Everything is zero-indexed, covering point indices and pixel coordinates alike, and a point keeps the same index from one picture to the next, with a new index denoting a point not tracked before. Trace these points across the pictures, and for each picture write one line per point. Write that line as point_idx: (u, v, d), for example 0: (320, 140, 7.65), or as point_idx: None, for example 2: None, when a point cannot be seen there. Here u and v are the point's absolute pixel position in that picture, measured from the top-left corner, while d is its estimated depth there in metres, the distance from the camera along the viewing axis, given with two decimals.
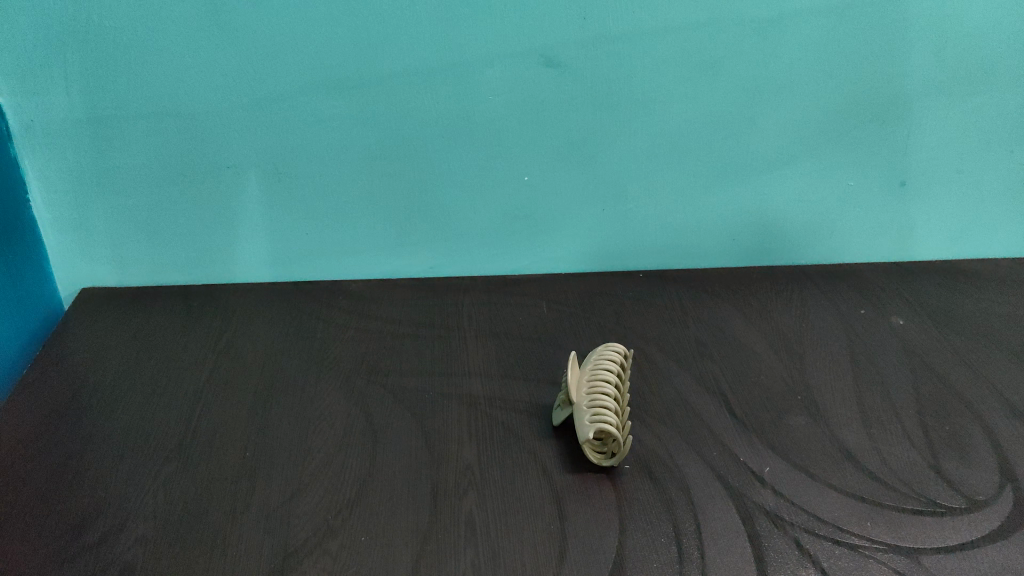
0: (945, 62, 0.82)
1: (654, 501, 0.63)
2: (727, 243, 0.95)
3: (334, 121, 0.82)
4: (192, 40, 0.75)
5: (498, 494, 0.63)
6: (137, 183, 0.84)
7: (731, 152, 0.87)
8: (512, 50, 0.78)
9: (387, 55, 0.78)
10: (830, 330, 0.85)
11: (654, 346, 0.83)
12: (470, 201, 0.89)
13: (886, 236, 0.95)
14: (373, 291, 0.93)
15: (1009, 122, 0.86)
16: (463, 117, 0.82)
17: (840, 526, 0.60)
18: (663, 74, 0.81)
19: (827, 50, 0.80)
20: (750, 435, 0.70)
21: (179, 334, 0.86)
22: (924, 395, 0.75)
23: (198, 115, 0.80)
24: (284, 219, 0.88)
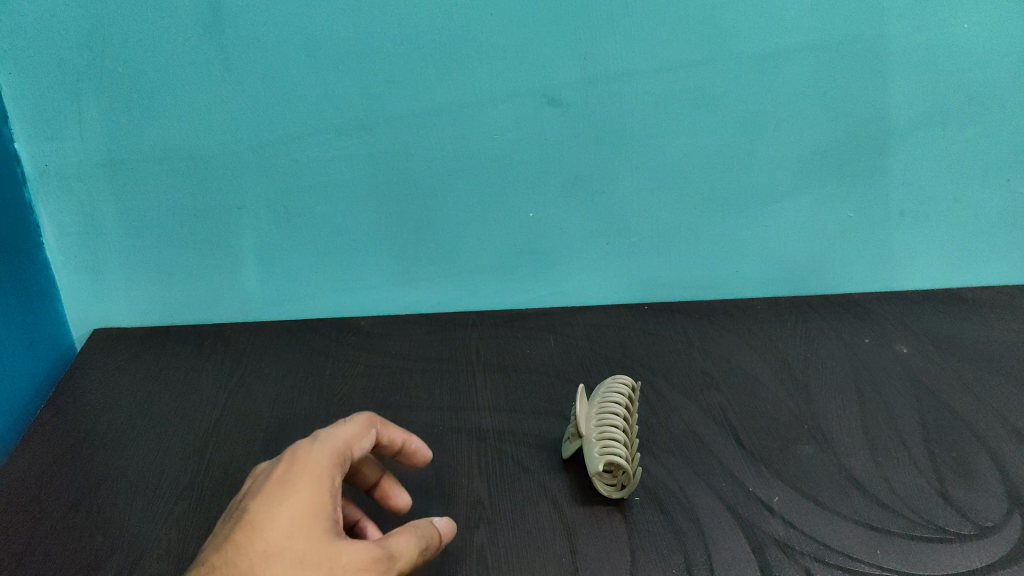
0: (939, 94, 0.84)
1: (664, 532, 0.63)
2: (730, 274, 0.96)
3: (344, 162, 0.84)
4: (206, 87, 0.77)
5: (509, 527, 0.64)
6: (150, 224, 0.86)
7: (733, 185, 0.89)
8: (515, 90, 0.80)
9: (395, 98, 0.80)
10: (836, 359, 0.86)
11: (661, 377, 0.83)
12: (477, 237, 0.91)
13: (887, 264, 0.96)
14: (383, 327, 0.95)
15: (1005, 152, 0.88)
16: (469, 156, 0.84)
17: (849, 554, 0.61)
18: (664, 111, 0.83)
19: (823, 84, 0.82)
20: (758, 464, 0.70)
21: (191, 372, 0.87)
22: (930, 422, 0.76)
23: (211, 158, 0.82)
24: (295, 257, 0.90)
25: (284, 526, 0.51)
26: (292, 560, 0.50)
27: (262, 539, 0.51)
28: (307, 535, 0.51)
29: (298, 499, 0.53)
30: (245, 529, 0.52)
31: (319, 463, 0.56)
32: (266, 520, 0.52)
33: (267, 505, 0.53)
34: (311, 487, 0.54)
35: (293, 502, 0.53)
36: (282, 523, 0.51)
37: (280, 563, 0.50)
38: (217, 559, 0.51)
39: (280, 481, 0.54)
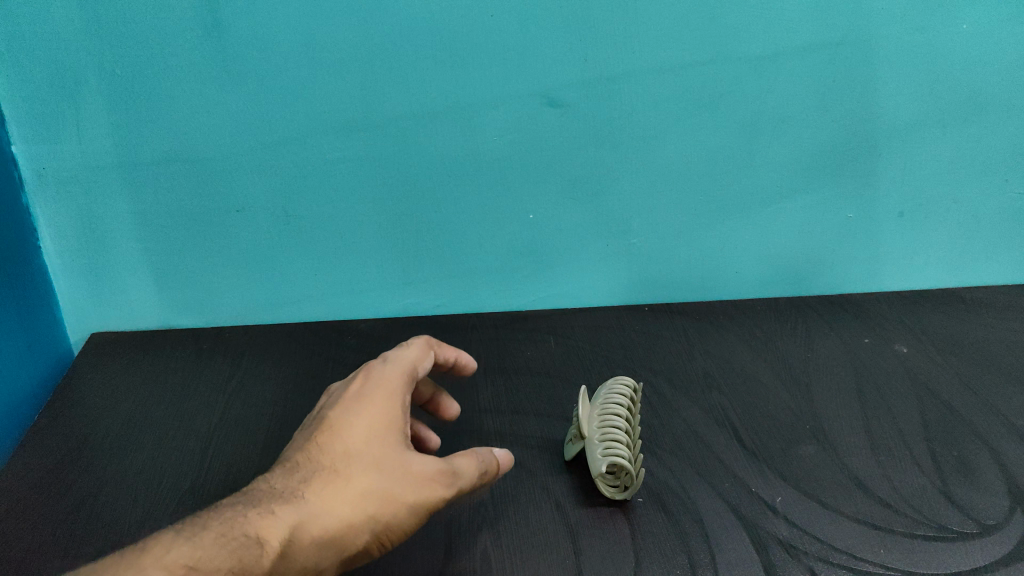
0: (938, 95, 0.84)
1: (668, 533, 0.63)
2: (730, 275, 0.97)
3: (343, 164, 0.83)
4: (205, 89, 0.77)
5: (513, 528, 0.64)
6: (148, 228, 0.86)
7: (732, 186, 0.89)
8: (515, 91, 0.80)
9: (394, 100, 0.79)
10: (836, 359, 0.86)
11: (662, 378, 0.83)
12: (477, 239, 0.91)
13: (885, 265, 0.97)
14: (383, 330, 0.95)
15: (1003, 153, 0.88)
16: (469, 158, 0.84)
17: (853, 553, 0.61)
18: (663, 113, 0.83)
19: (822, 86, 0.82)
20: (760, 464, 0.70)
21: (191, 376, 0.86)
22: (931, 421, 0.76)
23: (210, 161, 0.82)
24: (294, 260, 0.90)
25: (360, 434, 0.54)
26: (370, 464, 0.53)
27: (341, 442, 0.53)
28: (382, 442, 0.54)
29: (374, 410, 0.55)
30: (325, 434, 0.54)
31: (392, 378, 0.58)
32: (344, 426, 0.54)
33: (345, 413, 0.55)
34: (385, 401, 0.56)
35: (368, 412, 0.55)
36: (359, 430, 0.54)
37: (358, 467, 0.52)
38: (299, 457, 0.54)
39: (356, 393, 0.57)
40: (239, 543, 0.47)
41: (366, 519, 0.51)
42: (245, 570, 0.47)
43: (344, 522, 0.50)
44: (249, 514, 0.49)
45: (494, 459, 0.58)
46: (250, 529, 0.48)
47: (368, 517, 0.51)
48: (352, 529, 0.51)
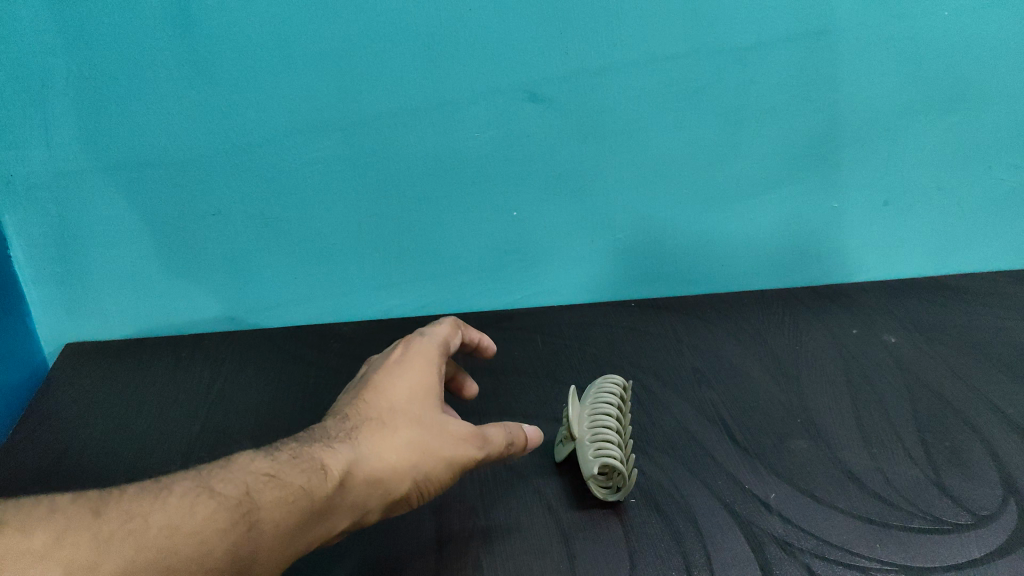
0: (923, 82, 0.83)
1: (663, 534, 0.62)
2: (715, 268, 0.96)
3: (322, 164, 0.82)
4: (177, 91, 0.75)
5: (505, 534, 0.63)
6: (122, 234, 0.84)
7: (717, 179, 0.88)
8: (495, 87, 0.78)
9: (372, 98, 0.77)
10: (825, 351, 0.86)
11: (652, 375, 0.83)
12: (460, 238, 0.89)
13: (871, 254, 0.97)
14: (367, 333, 0.93)
15: (988, 139, 0.87)
16: (450, 155, 0.83)
17: (849, 549, 0.60)
18: (646, 106, 0.81)
19: (807, 75, 0.81)
20: (752, 460, 0.70)
21: (170, 385, 0.85)
22: (922, 412, 0.75)
23: (183, 164, 0.80)
24: (273, 264, 0.88)
25: (405, 391, 0.59)
26: (414, 418, 0.57)
27: (387, 397, 0.58)
28: (424, 400, 0.59)
29: (416, 373, 0.60)
30: (373, 391, 0.59)
31: (431, 348, 0.64)
32: (389, 385, 0.59)
33: (390, 374, 0.61)
34: (426, 364, 0.62)
35: (413, 372, 0.61)
36: (404, 389, 0.59)
37: (404, 420, 0.57)
38: (350, 410, 0.58)
39: (399, 360, 0.62)
40: (306, 468, 0.52)
41: (409, 467, 0.55)
42: (312, 491, 0.51)
43: (390, 467, 0.55)
44: (311, 448, 0.54)
45: (524, 433, 0.62)
46: (313, 458, 0.53)
47: (411, 465, 0.55)
48: (397, 474, 0.55)
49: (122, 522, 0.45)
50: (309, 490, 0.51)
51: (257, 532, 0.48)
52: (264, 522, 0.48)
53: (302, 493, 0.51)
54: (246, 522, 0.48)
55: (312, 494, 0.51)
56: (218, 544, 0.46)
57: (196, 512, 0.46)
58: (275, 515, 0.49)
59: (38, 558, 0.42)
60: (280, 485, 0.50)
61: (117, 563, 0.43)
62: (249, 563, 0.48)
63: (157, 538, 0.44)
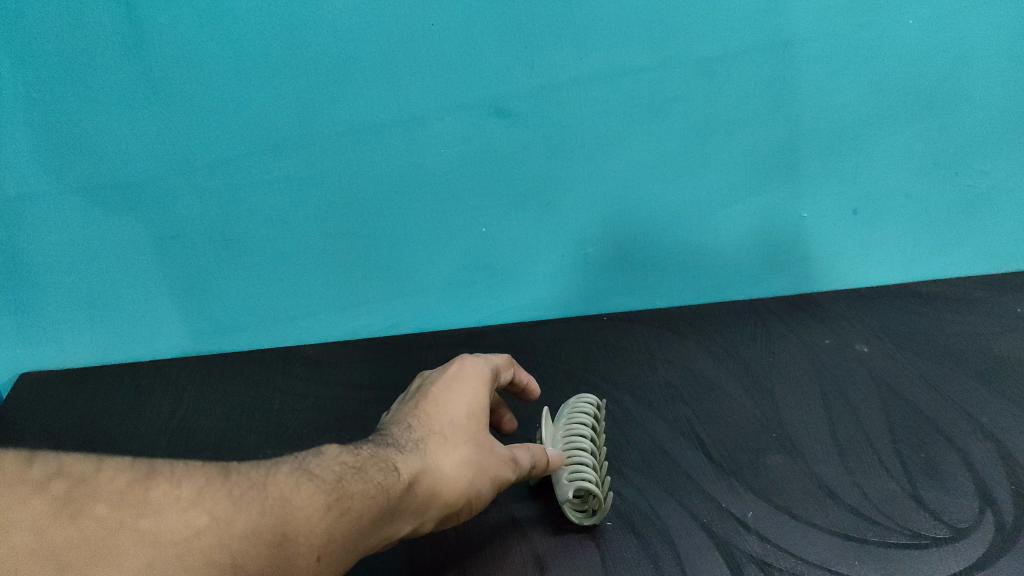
0: (888, 91, 0.83)
1: (640, 558, 0.61)
2: (687, 280, 0.96)
3: (284, 184, 0.80)
4: (131, 111, 0.73)
5: (478, 562, 0.61)
6: (76, 259, 0.82)
7: (687, 191, 0.87)
8: (460, 103, 0.77)
9: (334, 116, 0.76)
10: (798, 362, 0.85)
11: (625, 391, 0.82)
12: (428, 255, 0.88)
13: (840, 263, 0.97)
14: (334, 354, 0.91)
15: (953, 146, 0.88)
16: (416, 172, 0.81)
17: (827, 567, 0.59)
18: (614, 119, 0.80)
19: (774, 86, 0.80)
20: (729, 478, 0.69)
21: (130, 411, 0.82)
22: (897, 423, 0.75)
23: (139, 186, 0.77)
24: (236, 285, 0.87)
25: (467, 404, 0.58)
26: (474, 432, 0.56)
27: (450, 409, 0.57)
28: (479, 417, 0.58)
29: (476, 388, 0.60)
30: (433, 401, 0.58)
31: (487, 366, 0.64)
32: (451, 397, 0.58)
33: (450, 387, 0.60)
34: (484, 381, 0.61)
35: (471, 387, 0.60)
36: (464, 402, 0.58)
37: (465, 431, 0.56)
38: (412, 416, 0.57)
39: (456, 373, 0.61)
40: (383, 467, 0.50)
41: (469, 480, 0.54)
42: (388, 490, 0.49)
43: (454, 477, 0.53)
44: (385, 449, 0.52)
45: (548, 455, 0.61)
46: (387, 458, 0.51)
47: (470, 479, 0.54)
48: (458, 487, 0.53)
49: (248, 484, 0.44)
50: (388, 488, 0.49)
51: (348, 520, 0.46)
52: (354, 513, 0.46)
53: (381, 490, 0.48)
54: (340, 508, 0.46)
55: (391, 493, 0.49)
56: (317, 523, 0.44)
57: (301, 489, 0.45)
58: (360, 508, 0.46)
59: (188, 505, 0.41)
60: (365, 478, 0.48)
61: (247, 521, 0.42)
62: (336, 551, 0.45)
63: (273, 506, 0.43)
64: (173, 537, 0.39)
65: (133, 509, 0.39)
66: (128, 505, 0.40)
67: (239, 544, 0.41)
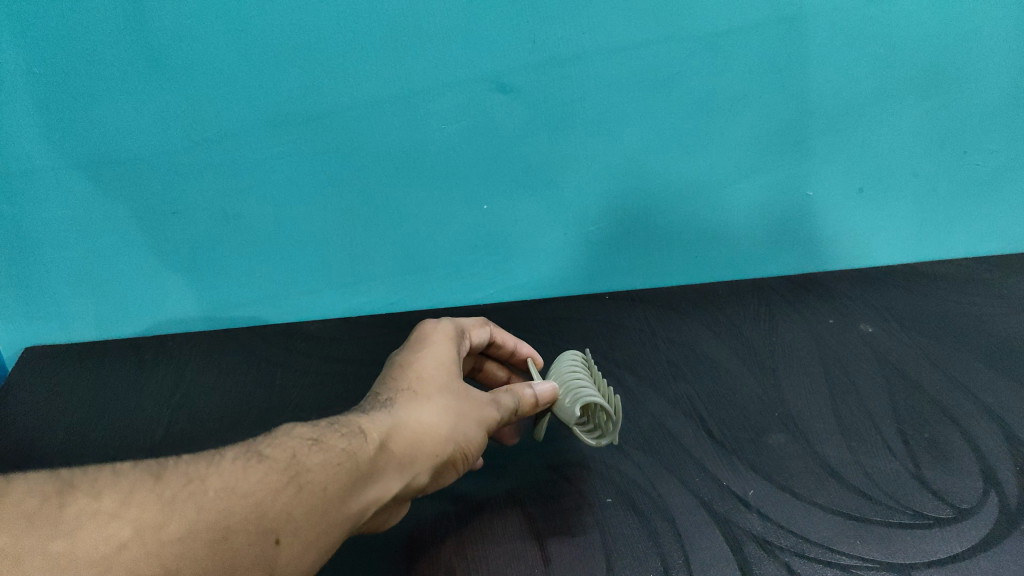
0: (897, 68, 0.81)
1: (639, 535, 0.61)
2: (690, 258, 0.95)
3: (284, 160, 0.79)
4: (131, 86, 0.72)
5: (477, 537, 0.61)
6: (78, 234, 0.82)
7: (692, 168, 0.86)
8: (462, 77, 0.76)
9: (335, 91, 0.75)
10: (802, 342, 0.85)
11: (627, 369, 0.81)
12: (430, 232, 0.87)
13: (846, 241, 0.96)
14: (336, 330, 0.91)
15: (963, 124, 0.86)
16: (418, 147, 0.80)
17: (829, 546, 0.59)
18: (618, 95, 0.79)
19: (781, 62, 0.79)
20: (730, 457, 0.68)
21: (132, 386, 0.82)
22: (901, 403, 0.74)
23: (140, 161, 0.77)
24: (238, 260, 0.86)
25: (432, 364, 0.60)
26: (442, 387, 0.59)
27: (415, 369, 0.60)
28: (450, 371, 0.60)
29: (439, 349, 0.62)
30: (399, 369, 0.60)
31: (446, 328, 0.66)
32: (419, 358, 0.61)
33: (414, 353, 0.62)
34: (447, 343, 0.64)
35: (435, 349, 0.62)
36: (429, 363, 0.60)
37: (436, 384, 0.58)
38: (381, 387, 0.59)
39: (419, 341, 0.64)
40: (349, 433, 0.51)
41: (450, 426, 0.56)
42: (355, 453, 0.50)
43: (434, 425, 0.55)
44: (350, 417, 0.53)
45: (532, 396, 0.62)
46: (353, 424, 0.52)
47: (449, 424, 0.56)
48: (437, 436, 0.55)
49: (182, 485, 0.45)
50: (354, 452, 0.50)
51: (307, 496, 0.47)
52: (317, 483, 0.47)
53: (346, 456, 0.50)
54: (296, 485, 0.47)
55: (356, 457, 0.50)
56: (271, 505, 0.45)
57: (250, 476, 0.46)
58: (324, 476, 0.48)
59: (109, 518, 0.42)
60: (324, 449, 0.49)
61: (181, 522, 0.42)
62: (307, 524, 0.46)
63: (216, 499, 0.44)
64: (92, 555, 0.40)
65: (45, 532, 0.41)
66: (43, 526, 0.41)
67: (173, 548, 0.41)
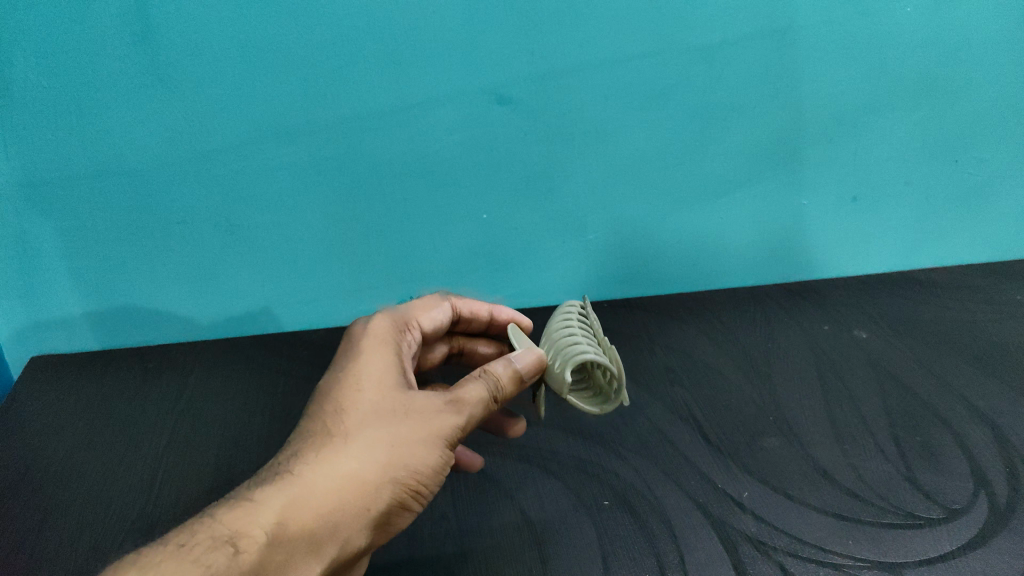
0: (887, 79, 0.83)
1: (636, 536, 0.62)
2: (687, 266, 0.96)
3: (287, 171, 0.81)
4: (138, 99, 0.74)
5: (477, 539, 0.62)
6: (86, 244, 0.83)
7: (688, 177, 0.88)
8: (461, 89, 0.78)
9: (338, 103, 0.77)
10: (797, 348, 0.86)
11: (624, 375, 0.82)
12: (430, 242, 0.89)
13: (841, 249, 0.97)
14: (337, 339, 0.92)
15: (952, 134, 0.88)
16: (419, 159, 0.82)
17: (821, 546, 0.60)
18: (614, 107, 0.81)
19: (773, 73, 0.81)
20: (725, 460, 0.70)
21: (138, 394, 0.83)
22: (893, 407, 0.76)
23: (147, 173, 0.79)
24: (241, 270, 0.88)
25: (354, 393, 0.52)
26: (367, 422, 0.50)
27: (334, 402, 0.52)
28: (379, 393, 0.52)
29: (362, 367, 0.54)
30: (317, 401, 0.53)
31: (376, 336, 0.58)
32: (340, 385, 0.53)
33: (335, 377, 0.54)
34: (372, 357, 0.55)
35: (357, 369, 0.54)
36: (350, 391, 0.52)
37: (362, 419, 0.50)
38: (296, 430, 0.51)
39: (343, 358, 0.56)
40: (225, 540, 0.43)
41: (387, 468, 0.48)
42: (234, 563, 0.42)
43: (363, 474, 0.48)
44: (235, 505, 0.45)
45: (509, 376, 0.56)
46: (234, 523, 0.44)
47: (386, 463, 0.49)
48: (361, 489, 0.47)
49: None
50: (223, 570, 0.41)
51: None
52: None
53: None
54: None
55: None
56: None
57: None
58: None
59: None
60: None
61: None
62: None
63: None
64: None
65: None
66: None
67: None
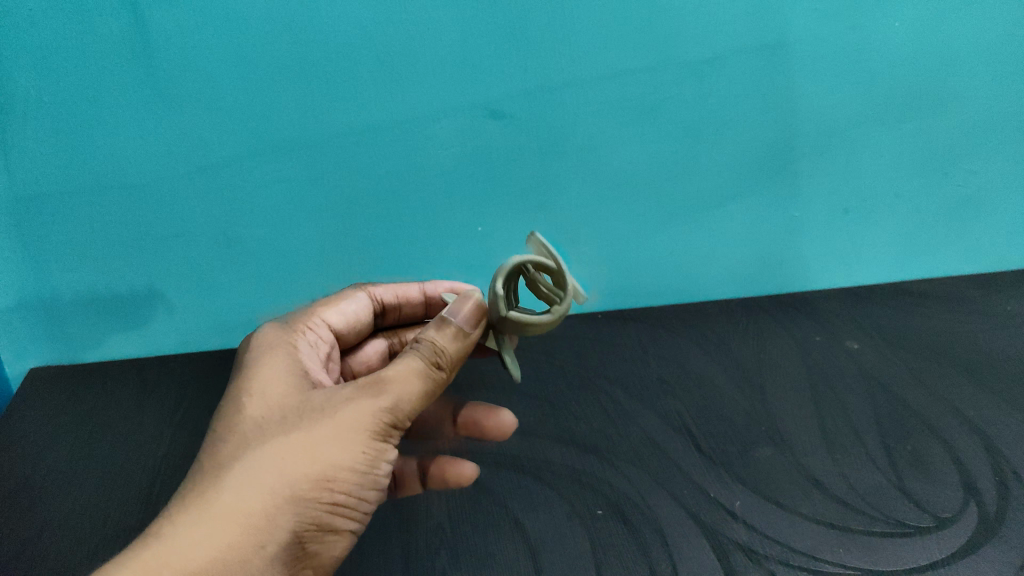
0: (877, 93, 0.84)
1: (629, 545, 0.62)
2: (681, 277, 0.97)
3: (284, 185, 0.82)
4: (137, 113, 0.76)
5: (472, 549, 0.62)
6: (85, 257, 0.84)
7: (681, 190, 0.88)
8: (456, 104, 0.79)
9: (334, 117, 0.78)
10: (789, 359, 0.87)
11: (617, 386, 0.83)
12: (426, 254, 0.90)
13: (833, 260, 0.98)
14: None
15: (942, 147, 0.90)
16: (415, 172, 0.83)
17: (812, 555, 0.61)
18: (608, 121, 0.82)
19: (765, 88, 0.82)
20: (717, 469, 0.70)
21: (136, 405, 0.84)
22: (884, 416, 0.76)
23: (146, 187, 0.80)
24: (238, 282, 0.89)
25: (255, 409, 0.48)
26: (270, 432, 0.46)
27: (233, 422, 0.47)
28: (282, 403, 0.48)
29: (260, 384, 0.50)
30: (217, 426, 0.48)
31: (276, 350, 0.54)
32: (240, 402, 0.49)
33: (233, 397, 0.49)
34: (271, 370, 0.51)
35: (256, 386, 0.50)
36: (248, 409, 0.48)
37: (264, 430, 0.46)
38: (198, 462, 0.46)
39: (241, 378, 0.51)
40: None
41: (291, 484, 0.43)
42: None
43: (261, 500, 0.43)
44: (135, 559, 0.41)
45: (430, 342, 0.50)
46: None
47: (289, 479, 0.43)
48: (269, 505, 0.43)
49: None
50: None
51: None
52: None
53: None
54: None
55: None
56: None
57: None
58: None
59: None
60: None
61: None
62: None
63: None
64: None
65: None
66: None
67: None
